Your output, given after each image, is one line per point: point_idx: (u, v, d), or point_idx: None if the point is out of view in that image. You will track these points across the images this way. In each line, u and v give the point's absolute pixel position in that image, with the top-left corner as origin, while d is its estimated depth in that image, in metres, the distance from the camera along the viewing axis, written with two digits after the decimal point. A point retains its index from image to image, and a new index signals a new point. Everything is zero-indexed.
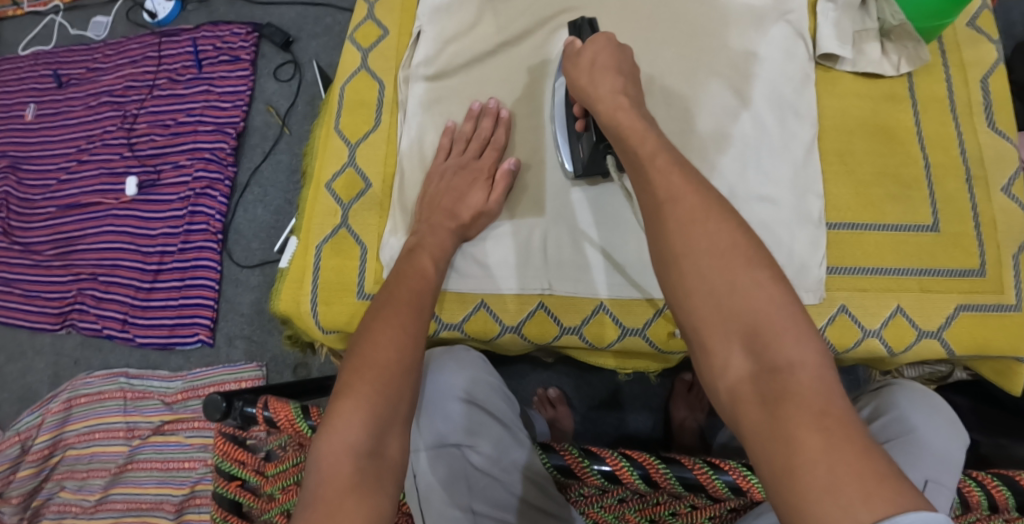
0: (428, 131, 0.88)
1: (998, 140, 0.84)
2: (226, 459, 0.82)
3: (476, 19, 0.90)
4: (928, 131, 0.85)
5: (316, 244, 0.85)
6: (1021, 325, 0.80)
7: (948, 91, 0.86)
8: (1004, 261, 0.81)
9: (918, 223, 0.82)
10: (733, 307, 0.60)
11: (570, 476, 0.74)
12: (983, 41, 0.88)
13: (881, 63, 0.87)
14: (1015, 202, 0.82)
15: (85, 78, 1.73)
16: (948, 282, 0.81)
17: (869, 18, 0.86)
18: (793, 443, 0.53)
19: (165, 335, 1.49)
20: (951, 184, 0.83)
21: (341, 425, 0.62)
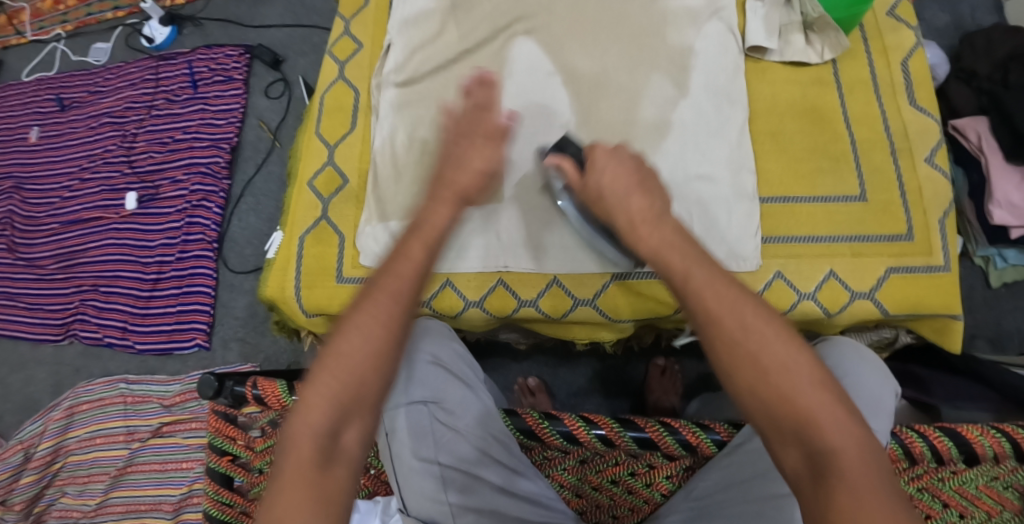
0: (398, 129, 0.95)
1: (921, 117, 0.92)
2: (218, 435, 0.90)
3: (441, 29, 0.99)
4: (854, 112, 0.93)
5: (299, 236, 0.92)
6: (951, 285, 0.86)
7: (872, 74, 0.94)
8: (931, 225, 0.87)
9: (847, 194, 0.89)
10: (743, 364, 0.62)
11: (533, 438, 0.81)
12: (902, 28, 0.96)
13: (805, 51, 0.95)
14: (939, 171, 0.90)
15: (86, 101, 1.82)
16: (878, 247, 0.87)
17: (794, 12, 0.95)
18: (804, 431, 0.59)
19: (164, 341, 1.56)
20: (876, 155, 0.91)
21: (309, 414, 0.63)
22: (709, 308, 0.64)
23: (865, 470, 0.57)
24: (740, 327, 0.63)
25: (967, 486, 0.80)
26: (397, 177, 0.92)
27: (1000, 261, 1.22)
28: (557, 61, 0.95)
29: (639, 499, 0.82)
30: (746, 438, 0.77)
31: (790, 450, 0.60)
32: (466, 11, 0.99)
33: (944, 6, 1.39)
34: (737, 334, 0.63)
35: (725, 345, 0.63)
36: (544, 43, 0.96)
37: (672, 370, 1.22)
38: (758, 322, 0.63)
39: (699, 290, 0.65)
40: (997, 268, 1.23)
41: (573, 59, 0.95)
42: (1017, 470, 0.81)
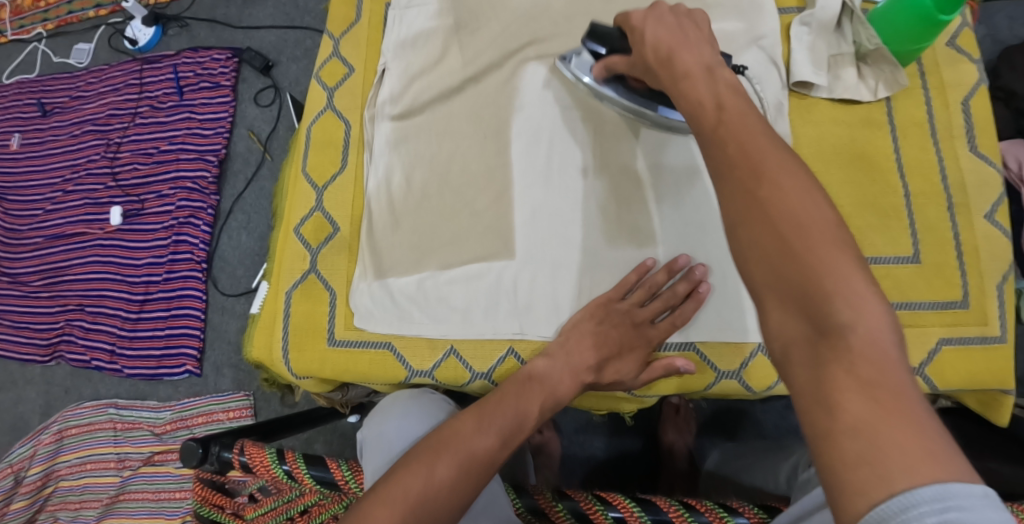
0: (395, 169, 0.88)
1: (981, 166, 0.83)
2: (204, 505, 0.83)
3: (442, 54, 0.92)
4: (907, 158, 0.84)
5: (286, 290, 0.85)
6: (1005, 357, 0.78)
7: (929, 114, 0.86)
8: (988, 291, 0.80)
9: (898, 254, 0.81)
10: (759, 221, 0.53)
11: (542, 518, 0.73)
12: (963, 62, 0.87)
13: (857, 87, 0.86)
14: (999, 229, 0.81)
15: (68, 106, 1.73)
16: (930, 316, 0.80)
17: (845, 41, 0.87)
18: (810, 298, 0.50)
19: (153, 367, 1.49)
20: (932, 211, 0.82)
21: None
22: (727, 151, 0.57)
23: (883, 357, 0.48)
24: (754, 182, 0.54)
25: None
26: (393, 225, 0.85)
27: None
28: (573, 94, 0.87)
29: None
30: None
31: (786, 315, 0.51)
32: (470, 33, 0.92)
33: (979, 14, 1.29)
34: (752, 180, 0.54)
35: (740, 195, 0.54)
36: (558, 71, 0.88)
37: (686, 408, 1.14)
38: (779, 169, 0.54)
39: (726, 142, 0.57)
40: None
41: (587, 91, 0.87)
42: None
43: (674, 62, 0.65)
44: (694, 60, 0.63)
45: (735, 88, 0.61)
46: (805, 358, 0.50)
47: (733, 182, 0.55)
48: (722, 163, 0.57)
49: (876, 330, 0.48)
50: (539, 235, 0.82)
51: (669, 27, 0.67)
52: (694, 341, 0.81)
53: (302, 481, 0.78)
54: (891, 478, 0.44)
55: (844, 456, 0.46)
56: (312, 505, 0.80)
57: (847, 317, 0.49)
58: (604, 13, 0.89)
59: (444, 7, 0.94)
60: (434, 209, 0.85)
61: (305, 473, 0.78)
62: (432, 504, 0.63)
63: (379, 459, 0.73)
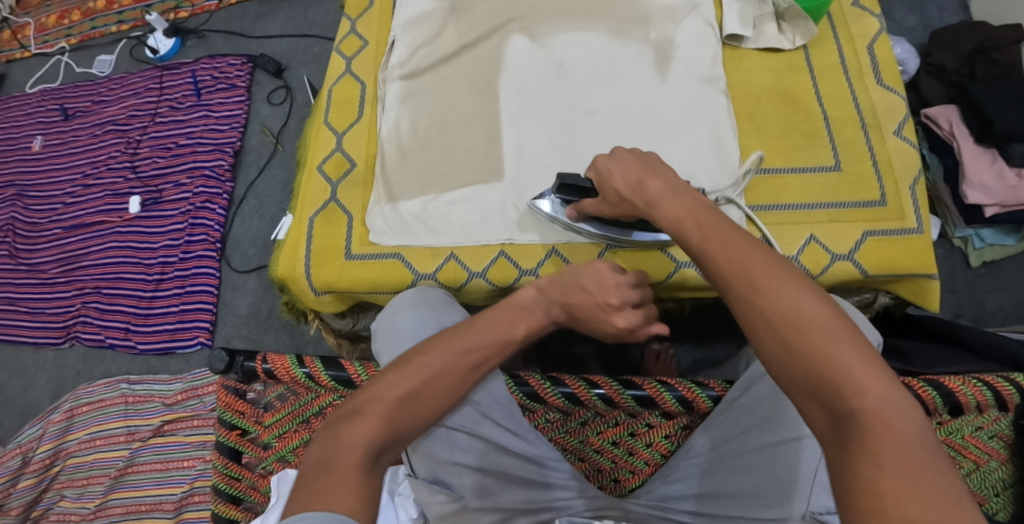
0: (403, 117, 1.01)
1: (888, 96, 0.98)
2: (228, 410, 0.92)
3: (440, 29, 1.06)
4: (825, 91, 0.99)
5: (309, 217, 0.96)
6: (923, 246, 0.89)
7: (841, 58, 1.00)
8: (902, 194, 0.92)
9: (822, 165, 0.94)
10: (759, 324, 0.61)
11: (537, 401, 0.82)
12: (866, 16, 1.03)
13: (779, 39, 1.02)
14: (907, 143, 0.95)
15: (89, 110, 1.87)
16: (853, 213, 0.92)
17: (765, 5, 1.02)
18: (833, 402, 0.57)
19: (166, 339, 1.57)
20: (848, 131, 0.96)
21: (363, 423, 0.66)
22: (720, 268, 0.65)
23: (903, 435, 0.54)
24: (753, 290, 0.63)
25: (952, 436, 0.81)
26: (401, 161, 0.98)
27: (977, 241, 1.26)
28: (556, 54, 1.01)
29: (640, 460, 0.82)
30: (740, 392, 0.77)
31: (815, 412, 0.58)
32: (465, 12, 1.07)
33: (913, 7, 1.48)
34: (746, 290, 0.63)
35: (738, 307, 0.63)
36: (537, 38, 1.03)
37: (666, 353, 1.24)
38: (770, 279, 0.62)
39: (713, 254, 0.66)
40: (976, 248, 1.26)
41: (561, 52, 1.01)
42: (1001, 419, 0.80)
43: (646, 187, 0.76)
44: (663, 189, 0.74)
45: (708, 207, 0.71)
46: (832, 445, 0.57)
47: (735, 291, 0.64)
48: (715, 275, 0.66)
49: (885, 407, 0.55)
50: (530, 163, 0.95)
51: (631, 164, 0.78)
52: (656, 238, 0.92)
53: (320, 382, 0.88)
54: None
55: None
56: (327, 406, 0.90)
57: (857, 405, 0.56)
58: None
59: None
60: (439, 147, 0.97)
61: (324, 374, 0.88)
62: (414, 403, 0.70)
63: (394, 350, 0.80)
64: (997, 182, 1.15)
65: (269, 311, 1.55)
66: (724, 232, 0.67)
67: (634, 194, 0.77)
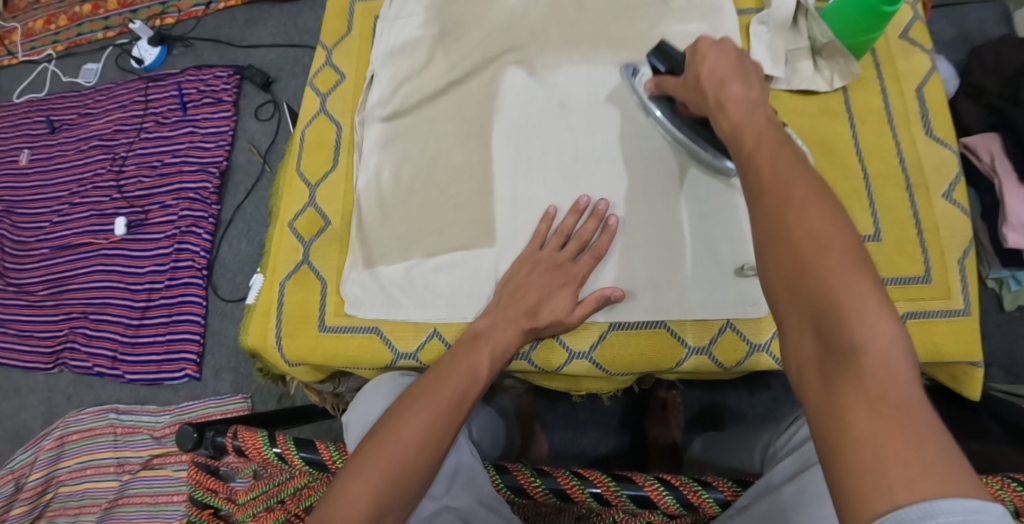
0: (384, 166, 0.93)
1: (937, 148, 0.90)
2: (199, 488, 0.85)
3: (423, 64, 0.98)
4: (866, 144, 0.91)
5: (281, 281, 0.90)
6: (970, 330, 0.83)
7: (885, 103, 0.93)
8: (949, 266, 0.85)
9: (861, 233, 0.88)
10: (779, 236, 0.60)
11: (523, 496, 0.75)
12: (916, 52, 0.95)
13: (814, 79, 0.94)
14: (957, 207, 0.88)
15: (76, 123, 1.80)
16: (893, 291, 0.85)
17: (801, 37, 0.94)
18: (831, 326, 0.56)
19: (153, 372, 1.52)
20: (890, 191, 0.89)
21: (346, 503, 0.64)
22: (760, 182, 0.64)
23: (898, 376, 0.52)
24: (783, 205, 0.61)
25: None
26: (381, 218, 0.90)
27: (1013, 284, 1.16)
28: (553, 94, 0.92)
29: None
30: (751, 499, 0.70)
31: (808, 334, 0.57)
32: (454, 41, 0.98)
33: (951, 17, 1.37)
34: (778, 204, 0.62)
35: (767, 217, 0.62)
36: (537, 72, 0.94)
37: (675, 402, 1.18)
38: (806, 197, 0.61)
39: (760, 164, 0.66)
40: (1011, 290, 1.17)
41: (563, 90, 0.92)
42: None
43: (725, 90, 0.74)
44: (741, 96, 0.72)
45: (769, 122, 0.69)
46: (820, 374, 0.56)
47: (765, 204, 0.63)
48: (754, 188, 0.65)
49: (890, 346, 0.53)
50: (520, 226, 0.87)
51: (729, 61, 0.76)
52: (665, 319, 0.84)
53: (292, 463, 0.82)
54: (892, 490, 0.48)
55: (850, 468, 0.51)
56: (302, 487, 0.83)
57: (862, 336, 0.54)
58: (577, 21, 0.96)
59: (429, 19, 1.00)
60: (420, 202, 0.90)
61: (295, 455, 0.82)
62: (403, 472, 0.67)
63: None
64: None
65: None
66: (761, 154, 0.66)
67: (712, 89, 0.76)
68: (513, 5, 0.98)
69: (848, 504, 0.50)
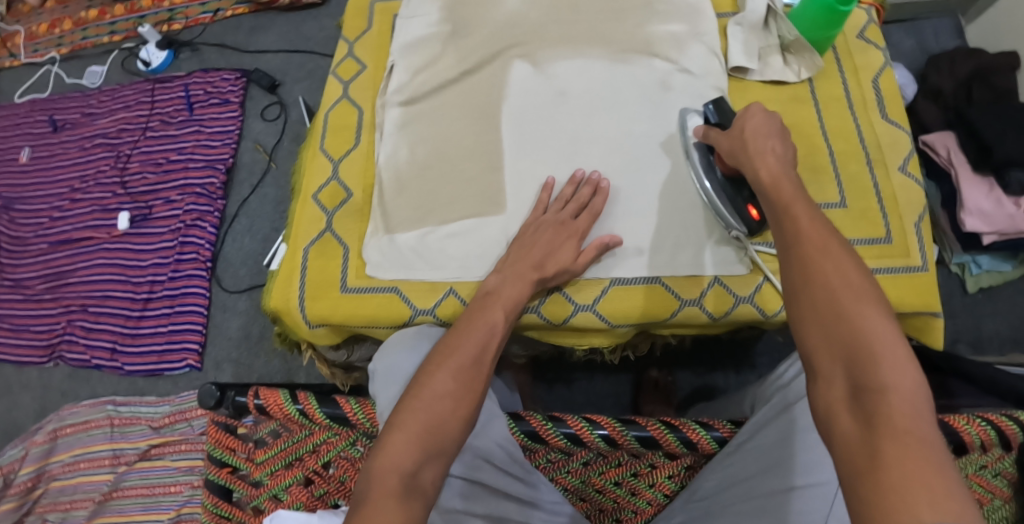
0: (400, 146, 0.98)
1: (892, 129, 0.95)
2: (218, 447, 0.88)
3: (435, 56, 1.04)
4: (830, 125, 0.96)
5: (304, 247, 0.94)
6: (929, 284, 0.88)
7: (846, 91, 0.98)
8: (907, 230, 0.91)
9: (827, 201, 0.92)
10: (817, 282, 0.67)
11: (537, 441, 0.82)
12: (871, 49, 1.01)
13: (783, 72, 0.98)
14: (912, 179, 0.93)
15: (79, 123, 1.83)
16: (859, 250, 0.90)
17: (770, 36, 0.99)
18: (860, 366, 0.62)
19: (154, 362, 1.53)
20: (852, 167, 0.93)
21: (389, 455, 0.68)
22: (801, 230, 0.71)
23: (922, 418, 0.58)
24: (820, 255, 0.69)
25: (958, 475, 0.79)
26: (399, 190, 0.95)
27: (975, 267, 1.26)
28: (557, 83, 0.99)
29: (643, 501, 0.83)
30: (747, 437, 0.79)
31: (837, 370, 0.63)
32: (463, 37, 1.04)
33: (909, 32, 1.49)
34: (816, 253, 0.69)
35: (801, 262, 0.69)
36: (540, 65, 1.00)
37: (666, 381, 1.24)
38: (839, 254, 0.68)
39: (796, 216, 0.73)
40: (974, 274, 1.26)
41: (562, 80, 0.99)
42: (1003, 458, 0.80)
43: (766, 144, 0.81)
44: (780, 152, 0.80)
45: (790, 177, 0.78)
46: (849, 410, 0.61)
47: (804, 253, 0.70)
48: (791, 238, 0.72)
49: (914, 392, 0.60)
50: (528, 197, 0.93)
51: (764, 121, 0.83)
52: (660, 275, 0.91)
53: (314, 419, 0.85)
54: (919, 508, 0.53)
55: (880, 487, 0.55)
56: (321, 444, 0.86)
57: (891, 380, 0.60)
58: (567, 22, 1.03)
59: (442, 17, 1.07)
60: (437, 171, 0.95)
61: (317, 410, 0.85)
62: (439, 426, 0.71)
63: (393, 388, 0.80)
64: (994, 208, 1.15)
65: (259, 333, 1.52)
66: (797, 207, 0.74)
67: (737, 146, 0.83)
68: (514, 9, 1.05)
69: (871, 516, 0.54)
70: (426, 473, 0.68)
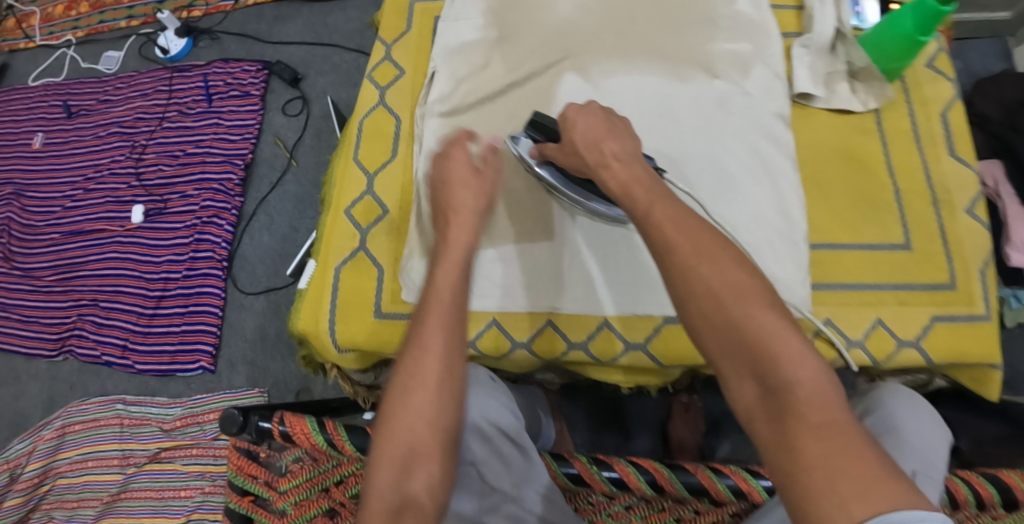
0: (443, 160, 0.93)
1: (960, 169, 0.91)
2: (238, 474, 0.84)
3: (481, 64, 0.99)
4: (896, 161, 0.92)
5: (335, 267, 0.91)
6: (991, 335, 0.84)
7: (913, 124, 0.94)
8: (971, 275, 0.86)
9: (891, 242, 0.88)
10: (698, 291, 0.63)
11: (580, 484, 0.78)
12: (941, 80, 0.96)
13: (850, 100, 0.94)
14: (978, 222, 0.89)
15: (94, 109, 1.78)
16: (922, 296, 0.86)
17: (839, 60, 0.96)
18: (766, 368, 0.60)
19: (166, 362, 1.49)
20: (918, 207, 0.89)
21: (375, 490, 0.66)
22: (669, 235, 0.67)
23: (832, 405, 0.58)
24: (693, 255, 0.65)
25: None
26: (441, 207, 0.90)
27: (1014, 302, 1.19)
28: (609, 100, 0.93)
29: None
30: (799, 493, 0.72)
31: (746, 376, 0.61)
32: (513, 45, 0.99)
33: (954, 52, 1.43)
34: (692, 259, 0.64)
35: (681, 273, 0.64)
36: (593, 79, 0.95)
37: (694, 405, 1.20)
38: (711, 247, 0.65)
39: (660, 215, 0.69)
40: (1012, 308, 1.20)
41: (615, 97, 0.93)
42: None
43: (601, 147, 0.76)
44: (620, 151, 0.75)
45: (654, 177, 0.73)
46: (763, 414, 0.60)
47: (679, 255, 0.65)
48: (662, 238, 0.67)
49: (818, 380, 0.59)
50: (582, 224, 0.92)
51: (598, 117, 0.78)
52: None
53: (343, 450, 0.81)
54: (847, 505, 0.53)
55: (809, 493, 0.55)
56: (348, 475, 0.83)
57: (793, 375, 0.59)
58: (628, 32, 0.96)
59: (486, 22, 1.02)
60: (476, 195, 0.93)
61: (346, 442, 0.81)
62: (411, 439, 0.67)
63: None
64: None
65: (276, 334, 1.48)
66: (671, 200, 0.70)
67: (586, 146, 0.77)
68: (567, 15, 0.99)
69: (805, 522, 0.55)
70: (413, 484, 0.66)
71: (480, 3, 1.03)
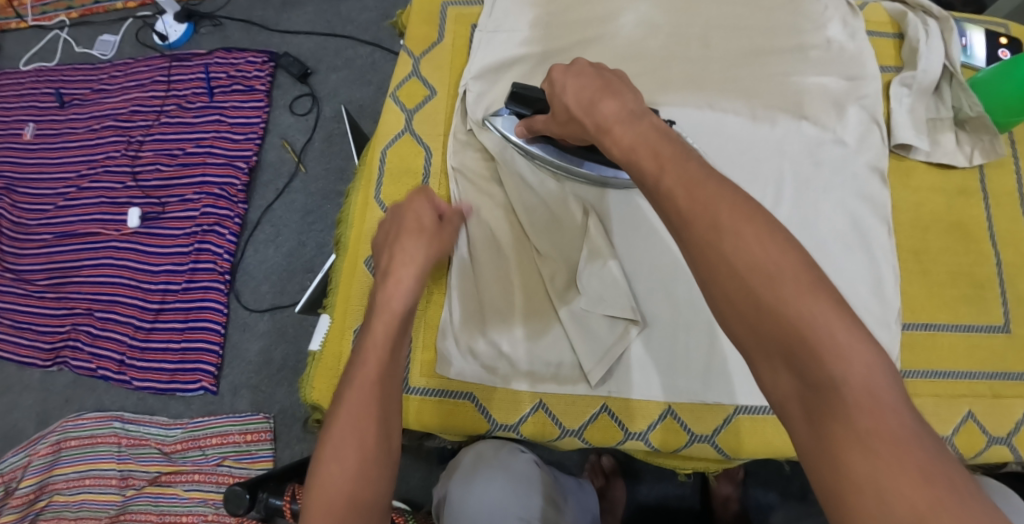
0: (480, 218, 0.90)
1: None
2: None
3: (527, 84, 0.95)
4: (1000, 228, 0.91)
5: (353, 328, 0.91)
6: None
7: (1019, 183, 0.93)
8: None
9: (990, 323, 0.88)
10: (719, 271, 0.56)
11: None
12: None
13: (955, 153, 0.92)
14: None
15: (88, 99, 1.64)
16: (1017, 386, 0.86)
17: (944, 106, 0.93)
18: (798, 359, 0.53)
19: (165, 381, 1.41)
20: (1022, 282, 0.89)
21: None
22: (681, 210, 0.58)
23: (885, 410, 0.51)
24: (713, 231, 0.57)
25: None
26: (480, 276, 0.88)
27: None
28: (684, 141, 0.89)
29: None
30: None
31: (780, 372, 0.54)
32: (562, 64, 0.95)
33: None
34: (709, 234, 0.57)
35: (700, 250, 0.57)
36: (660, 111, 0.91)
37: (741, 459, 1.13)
38: (734, 223, 0.56)
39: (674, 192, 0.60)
40: None
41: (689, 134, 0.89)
42: None
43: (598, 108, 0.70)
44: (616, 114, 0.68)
45: (667, 138, 0.64)
46: (801, 413, 0.53)
47: (697, 236, 0.57)
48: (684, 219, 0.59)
49: (869, 380, 0.52)
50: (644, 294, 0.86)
51: (591, 81, 0.72)
52: None
53: None
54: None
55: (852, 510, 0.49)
56: None
57: (839, 373, 0.52)
58: (701, 58, 0.94)
59: (534, 37, 0.97)
60: (492, 270, 0.88)
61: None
62: None
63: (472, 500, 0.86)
64: None
65: (281, 361, 1.41)
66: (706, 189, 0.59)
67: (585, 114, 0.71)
68: (631, 32, 0.96)
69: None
70: None
71: (529, 15, 0.98)
